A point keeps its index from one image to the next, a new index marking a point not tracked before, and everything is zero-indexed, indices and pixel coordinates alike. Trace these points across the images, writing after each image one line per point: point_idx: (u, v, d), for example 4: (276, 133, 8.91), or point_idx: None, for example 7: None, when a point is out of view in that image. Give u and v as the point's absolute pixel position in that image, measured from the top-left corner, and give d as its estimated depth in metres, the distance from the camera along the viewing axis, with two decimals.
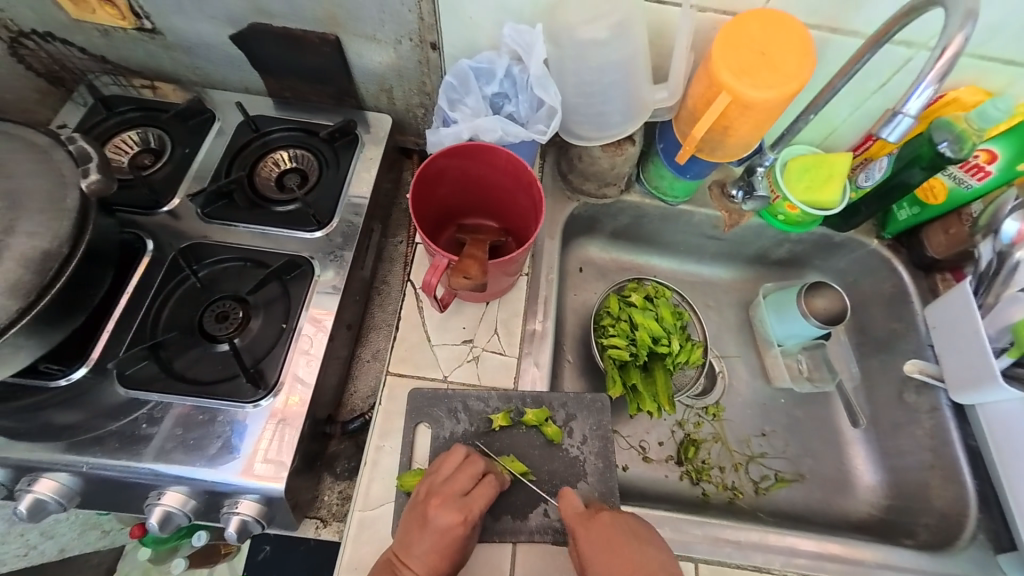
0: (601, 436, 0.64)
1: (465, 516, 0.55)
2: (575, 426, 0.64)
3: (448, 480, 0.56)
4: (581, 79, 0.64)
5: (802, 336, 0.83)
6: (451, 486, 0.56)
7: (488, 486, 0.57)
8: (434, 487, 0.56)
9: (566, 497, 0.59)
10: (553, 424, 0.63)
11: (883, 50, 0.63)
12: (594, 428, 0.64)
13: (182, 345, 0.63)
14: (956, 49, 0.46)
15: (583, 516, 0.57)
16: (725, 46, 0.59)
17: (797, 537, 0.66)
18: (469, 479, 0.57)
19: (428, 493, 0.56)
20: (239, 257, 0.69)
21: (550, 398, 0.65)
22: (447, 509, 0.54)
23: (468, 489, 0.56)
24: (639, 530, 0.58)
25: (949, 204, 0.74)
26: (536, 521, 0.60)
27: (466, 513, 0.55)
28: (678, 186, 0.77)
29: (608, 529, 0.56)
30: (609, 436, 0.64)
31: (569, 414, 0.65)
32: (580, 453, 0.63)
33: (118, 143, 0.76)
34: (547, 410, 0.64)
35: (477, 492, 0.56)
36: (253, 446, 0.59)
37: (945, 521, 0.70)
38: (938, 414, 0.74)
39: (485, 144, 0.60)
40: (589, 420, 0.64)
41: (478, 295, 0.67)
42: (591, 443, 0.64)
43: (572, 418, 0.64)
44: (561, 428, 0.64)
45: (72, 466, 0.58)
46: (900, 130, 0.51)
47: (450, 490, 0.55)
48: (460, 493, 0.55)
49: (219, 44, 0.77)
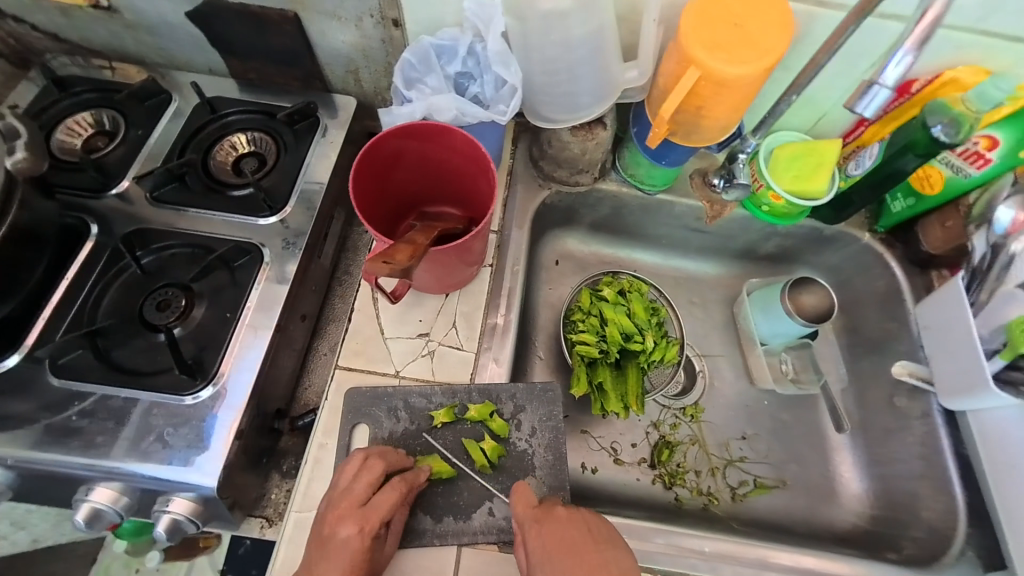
0: (552, 427, 0.61)
1: (364, 526, 0.50)
2: (523, 419, 0.61)
3: (345, 490, 0.52)
4: (543, 55, 0.59)
5: (787, 336, 0.78)
6: (349, 495, 0.51)
7: (392, 489, 0.52)
8: (333, 499, 0.52)
9: (519, 491, 0.55)
10: (499, 417, 0.60)
11: (869, 25, 0.59)
12: (544, 419, 0.61)
13: (121, 333, 0.61)
14: (937, 14, 0.42)
15: (537, 511, 0.53)
16: (695, 19, 0.54)
17: (770, 548, 0.62)
18: (368, 487, 0.52)
19: (327, 505, 0.52)
20: (186, 244, 0.66)
21: (505, 395, 0.61)
22: (344, 520, 0.50)
23: (367, 498, 0.51)
24: (598, 527, 0.52)
25: (946, 195, 0.68)
26: (480, 522, 0.56)
27: (365, 523, 0.50)
28: (656, 174, 0.73)
29: (566, 525, 0.51)
30: (559, 428, 0.61)
31: (518, 407, 0.61)
32: (529, 446, 0.60)
33: (71, 125, 0.73)
34: (493, 404, 0.61)
35: (380, 498, 0.51)
36: (225, 443, 0.56)
37: (933, 535, 0.66)
38: (930, 420, 0.69)
39: (437, 124, 0.57)
40: (538, 411, 0.61)
41: (433, 286, 0.63)
42: (540, 435, 0.60)
43: (520, 411, 0.61)
44: (508, 422, 0.60)
45: (1, 459, 0.55)
46: (876, 103, 0.46)
47: (349, 500, 0.51)
48: (358, 502, 0.51)
49: (177, 23, 0.74)
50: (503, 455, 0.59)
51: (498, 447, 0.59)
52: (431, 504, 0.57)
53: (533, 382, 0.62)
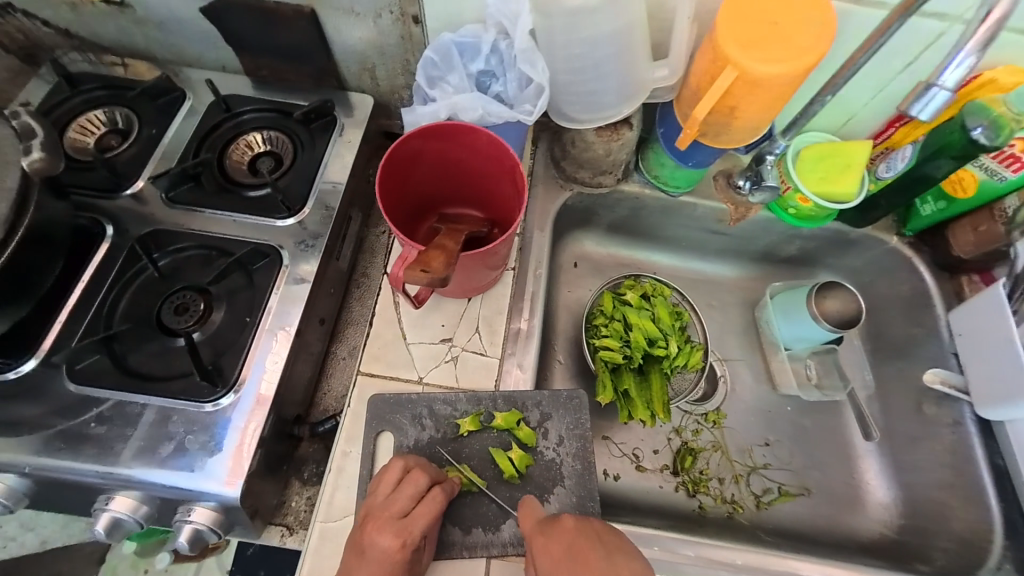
0: (579, 436, 0.59)
1: (405, 539, 0.49)
2: (550, 427, 0.59)
3: (387, 501, 0.50)
4: (570, 54, 0.58)
5: (812, 341, 0.77)
6: (389, 506, 0.50)
7: (432, 502, 0.51)
8: (373, 510, 0.50)
9: (526, 505, 0.54)
10: (525, 426, 0.59)
11: (910, 23, 0.57)
12: (571, 427, 0.59)
13: (138, 338, 0.59)
14: (1005, 11, 0.39)
15: (541, 522, 0.51)
16: (732, 17, 0.53)
17: (800, 560, 0.60)
18: (409, 499, 0.50)
19: (367, 516, 0.50)
20: (202, 245, 0.65)
21: (531, 403, 0.60)
22: (384, 533, 0.49)
23: (408, 510, 0.50)
24: (605, 537, 0.50)
25: (980, 199, 0.66)
26: (508, 533, 0.55)
27: (406, 536, 0.49)
28: (680, 176, 0.71)
29: (570, 535, 0.49)
30: (586, 436, 0.59)
31: (544, 415, 0.60)
32: (556, 456, 0.58)
33: (82, 123, 0.72)
34: (520, 412, 0.59)
35: (419, 511, 0.50)
36: (232, 442, 0.55)
37: (966, 547, 0.65)
38: (960, 428, 0.68)
39: (463, 124, 0.55)
40: (565, 419, 0.60)
41: (456, 290, 0.61)
42: (568, 444, 0.59)
43: (546, 419, 0.60)
44: (534, 430, 0.59)
45: (17, 467, 0.54)
46: (932, 106, 0.45)
47: (387, 513, 0.50)
48: (400, 514, 0.50)
49: (190, 18, 0.72)
50: (531, 464, 0.58)
51: (526, 457, 0.57)
52: (458, 515, 0.56)
53: (559, 390, 0.61)
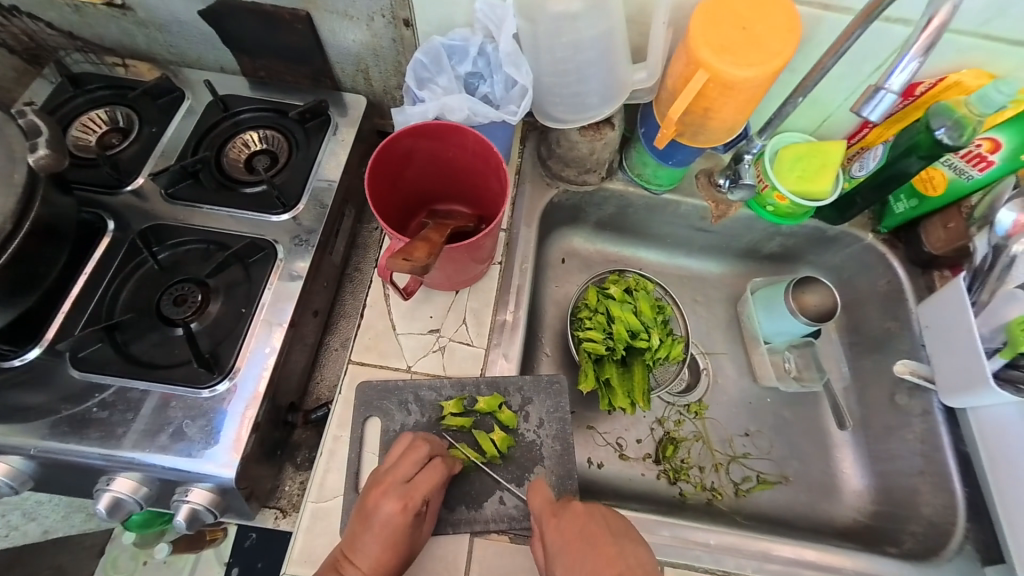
0: (559, 418, 0.62)
1: (407, 503, 0.52)
2: (531, 410, 0.62)
3: (392, 468, 0.54)
4: (554, 57, 0.60)
5: (790, 334, 0.79)
6: (394, 473, 0.54)
7: (434, 470, 0.54)
8: (379, 478, 0.54)
9: (535, 488, 0.56)
10: (507, 409, 0.61)
11: (876, 28, 0.60)
12: (551, 411, 0.62)
13: (139, 328, 0.62)
14: (943, 20, 0.43)
15: (554, 505, 0.55)
16: (705, 22, 0.55)
17: (772, 542, 0.63)
18: (412, 467, 0.54)
19: (373, 482, 0.55)
20: (201, 240, 0.67)
21: (512, 387, 0.63)
22: (388, 498, 0.52)
23: (411, 476, 0.53)
24: (615, 522, 0.54)
25: (949, 196, 0.69)
26: (491, 510, 0.58)
27: (408, 501, 0.52)
28: (662, 174, 0.74)
29: (582, 518, 0.53)
30: (565, 419, 0.62)
31: (525, 398, 0.63)
32: (537, 437, 0.61)
33: (85, 122, 0.74)
34: (502, 396, 0.62)
35: (421, 478, 0.53)
36: (236, 435, 0.58)
37: (932, 530, 0.67)
38: (930, 418, 0.70)
39: (450, 124, 0.58)
40: (546, 403, 0.63)
41: (443, 283, 0.64)
42: (548, 426, 0.62)
43: (528, 403, 0.62)
44: (516, 413, 0.62)
45: (23, 449, 0.56)
46: (882, 108, 0.47)
47: (393, 477, 0.53)
48: (403, 480, 0.53)
49: (190, 21, 0.74)
50: (513, 445, 0.60)
51: (508, 438, 0.60)
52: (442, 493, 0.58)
53: (540, 374, 0.64)
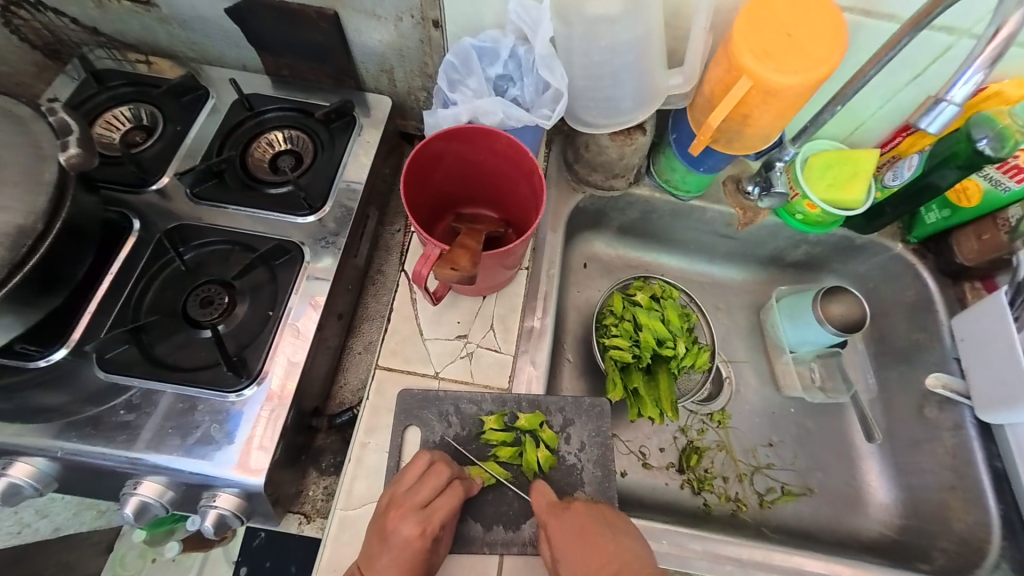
0: (600, 443, 0.61)
1: (425, 528, 0.51)
2: (572, 433, 0.61)
3: (410, 491, 0.53)
4: (590, 60, 0.59)
5: (816, 344, 0.78)
6: (412, 496, 0.52)
7: (452, 495, 0.53)
8: (396, 498, 0.53)
9: (537, 489, 0.56)
10: (548, 429, 0.60)
11: (920, 36, 0.58)
12: (592, 435, 0.61)
13: (164, 330, 0.61)
14: (1012, 30, 0.41)
15: (554, 506, 0.55)
16: (748, 27, 0.54)
17: (803, 556, 0.62)
18: (431, 491, 0.53)
19: (389, 503, 0.53)
20: (226, 241, 0.67)
21: (554, 407, 0.62)
22: (406, 522, 0.51)
23: (429, 501, 0.52)
24: (613, 519, 0.55)
25: (984, 207, 0.68)
26: (529, 533, 0.57)
27: (427, 525, 0.51)
28: (691, 180, 0.73)
29: (582, 519, 0.53)
30: (607, 444, 0.61)
31: (566, 420, 0.61)
32: (577, 461, 0.60)
33: (109, 119, 0.74)
34: (543, 415, 0.61)
35: (439, 503, 0.53)
36: (244, 434, 0.57)
37: (965, 547, 0.67)
38: (961, 432, 0.70)
39: (484, 127, 0.57)
40: (587, 426, 0.61)
41: (472, 288, 0.63)
42: (589, 450, 0.61)
43: (569, 425, 0.61)
44: (557, 434, 0.61)
45: (48, 451, 0.56)
46: (940, 121, 0.47)
47: (410, 501, 0.52)
48: (422, 504, 0.52)
49: (214, 18, 0.73)
50: (554, 465, 0.60)
51: (550, 458, 0.59)
52: (480, 511, 0.57)
53: (582, 396, 0.63)
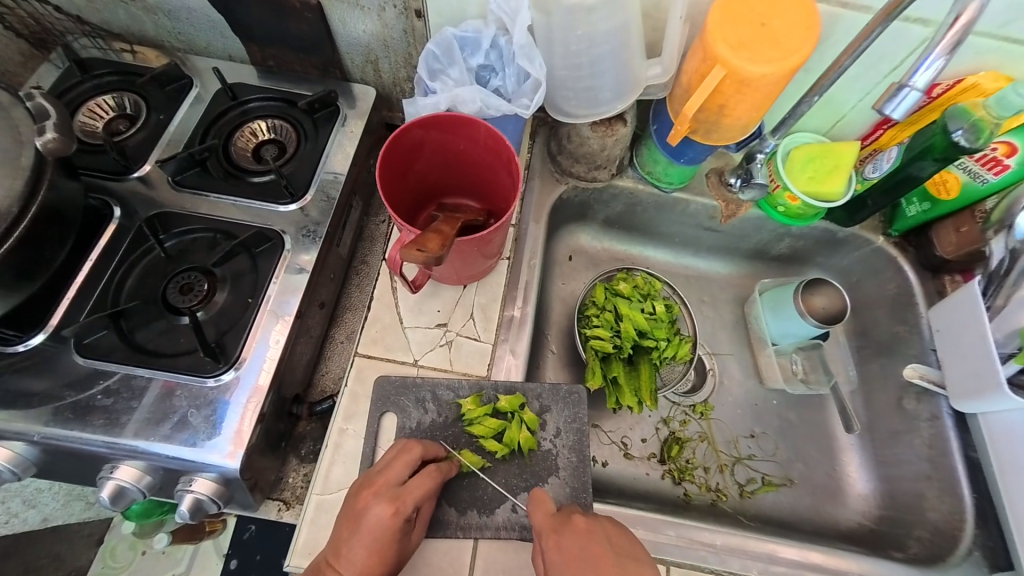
0: (577, 429, 0.61)
1: (397, 508, 0.51)
2: (549, 418, 0.61)
3: (382, 470, 0.53)
4: (568, 49, 0.60)
5: (798, 336, 0.79)
6: (385, 476, 0.53)
7: (426, 476, 0.54)
8: (369, 479, 0.53)
9: (537, 499, 0.55)
10: (529, 411, 0.61)
11: (895, 28, 0.59)
12: (569, 421, 0.62)
13: (145, 316, 0.61)
14: (971, 17, 0.42)
15: (555, 518, 0.53)
16: (722, 17, 0.55)
17: (778, 544, 0.63)
18: (405, 470, 0.53)
19: (362, 484, 0.53)
20: (208, 228, 0.67)
21: (531, 393, 0.62)
22: (378, 501, 0.51)
23: (404, 480, 0.53)
24: (618, 540, 0.52)
25: (963, 200, 0.69)
26: (503, 517, 0.57)
27: (399, 504, 0.51)
28: (673, 172, 0.73)
29: (585, 536, 0.51)
30: (584, 430, 0.61)
31: (544, 406, 0.62)
32: (554, 447, 0.60)
33: (92, 108, 0.74)
34: (523, 397, 0.62)
35: (414, 483, 0.53)
36: (235, 426, 0.57)
37: (938, 536, 0.67)
38: (938, 423, 0.70)
39: (462, 116, 0.57)
40: (564, 413, 0.62)
41: (452, 277, 0.63)
42: (565, 436, 0.61)
43: (546, 411, 0.62)
44: (537, 416, 0.61)
45: (26, 436, 0.56)
46: (905, 106, 0.47)
47: (383, 480, 0.52)
48: (396, 482, 0.52)
49: (199, 8, 0.73)
50: (535, 447, 0.60)
51: (531, 440, 0.60)
52: (455, 496, 0.58)
53: (559, 383, 0.63)
